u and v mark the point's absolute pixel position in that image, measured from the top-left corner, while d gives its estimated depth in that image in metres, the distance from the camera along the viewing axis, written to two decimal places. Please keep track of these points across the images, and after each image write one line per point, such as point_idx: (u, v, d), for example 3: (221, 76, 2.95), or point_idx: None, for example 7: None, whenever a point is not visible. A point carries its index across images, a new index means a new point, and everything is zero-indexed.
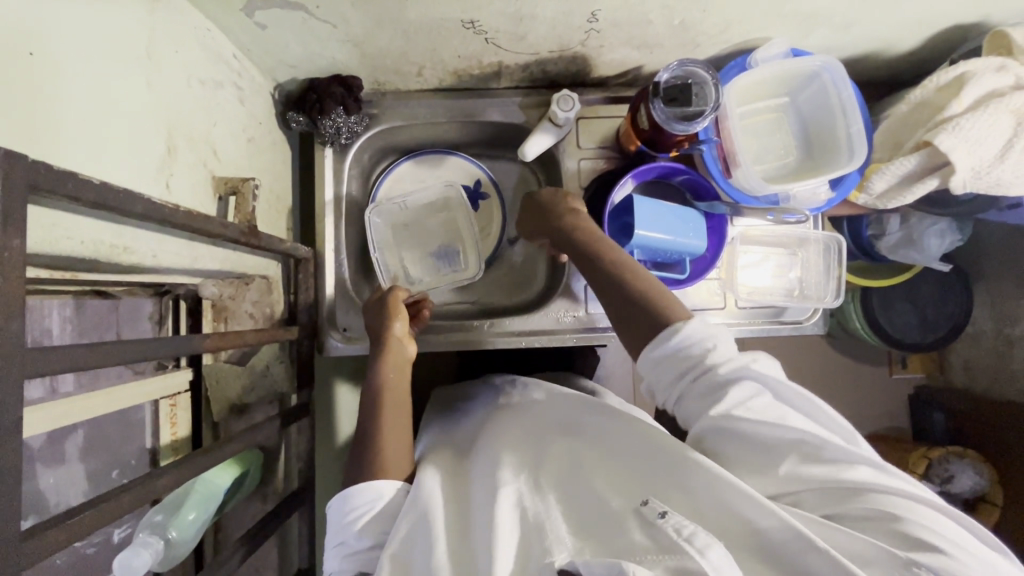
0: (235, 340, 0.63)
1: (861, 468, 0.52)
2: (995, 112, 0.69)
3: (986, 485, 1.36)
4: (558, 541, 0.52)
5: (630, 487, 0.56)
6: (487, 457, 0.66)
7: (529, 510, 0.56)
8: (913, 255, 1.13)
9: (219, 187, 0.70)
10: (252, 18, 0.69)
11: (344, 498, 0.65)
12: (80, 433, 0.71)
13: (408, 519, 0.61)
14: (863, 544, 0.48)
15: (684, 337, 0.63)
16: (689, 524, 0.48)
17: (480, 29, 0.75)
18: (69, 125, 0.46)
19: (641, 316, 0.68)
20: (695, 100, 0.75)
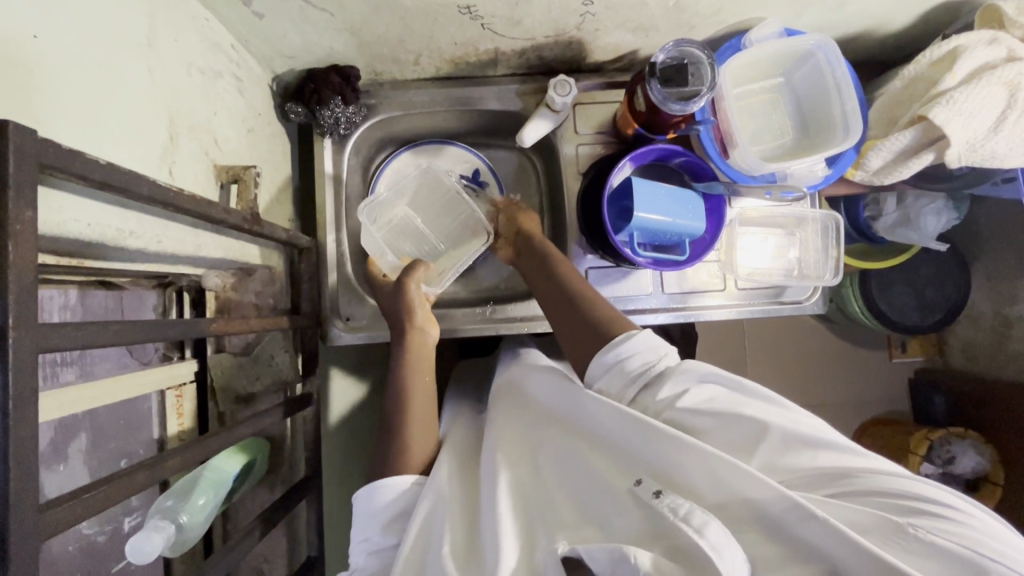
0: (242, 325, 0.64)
1: (838, 454, 0.53)
2: (989, 84, 0.69)
3: (988, 465, 1.37)
4: (562, 528, 0.54)
5: (620, 468, 0.56)
6: (490, 444, 0.68)
7: (536, 505, 0.59)
8: (910, 235, 1.14)
9: (221, 175, 0.69)
10: (250, 7, 0.69)
11: (371, 490, 0.66)
12: (84, 437, 0.74)
13: (429, 497, 0.63)
14: (856, 512, 0.48)
15: (631, 348, 0.66)
16: (685, 503, 0.49)
17: (476, 14, 0.75)
18: (73, 107, 0.46)
19: (587, 333, 0.72)
20: (691, 80, 0.75)
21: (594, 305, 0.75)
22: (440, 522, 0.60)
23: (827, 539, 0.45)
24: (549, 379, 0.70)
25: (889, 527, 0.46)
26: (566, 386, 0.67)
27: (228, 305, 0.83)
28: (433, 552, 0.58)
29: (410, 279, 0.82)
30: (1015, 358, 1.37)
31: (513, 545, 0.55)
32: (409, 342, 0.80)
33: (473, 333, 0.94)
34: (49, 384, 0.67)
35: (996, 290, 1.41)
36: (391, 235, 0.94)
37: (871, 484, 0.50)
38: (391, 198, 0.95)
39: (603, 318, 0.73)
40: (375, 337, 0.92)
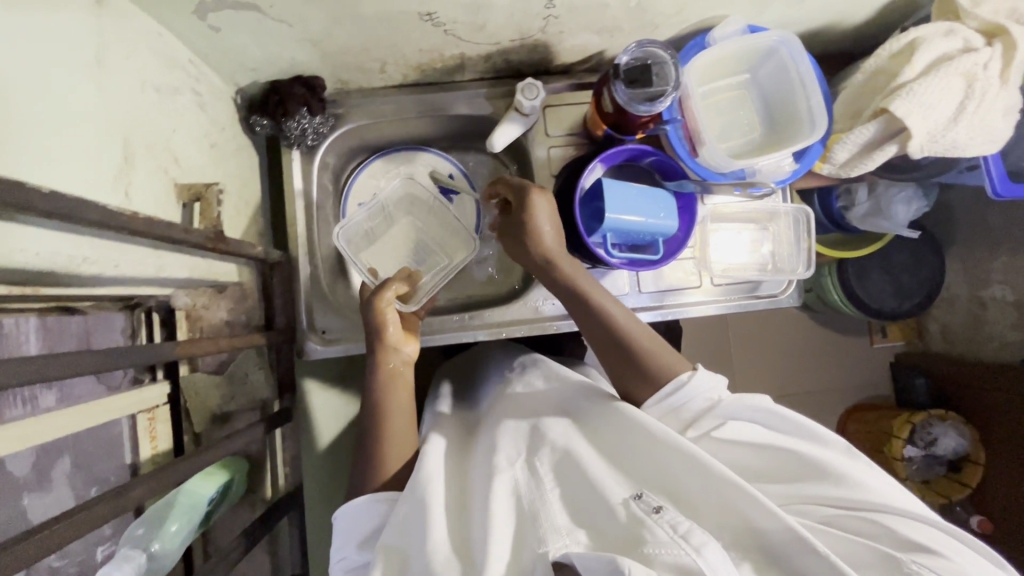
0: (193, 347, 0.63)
1: (868, 488, 0.57)
2: (946, 75, 0.70)
3: (968, 445, 1.41)
4: (553, 534, 0.54)
5: (629, 483, 0.58)
6: (486, 451, 0.68)
7: (527, 506, 0.58)
8: (882, 223, 1.15)
9: (182, 193, 0.68)
10: (205, 20, 0.68)
11: (352, 506, 0.68)
12: (67, 460, 0.67)
13: (408, 503, 0.63)
14: (857, 548, 0.54)
15: (690, 390, 0.68)
16: (684, 522, 0.50)
17: (438, 21, 0.75)
18: (15, 134, 0.45)
19: (638, 364, 0.72)
20: (656, 80, 0.75)
21: (640, 337, 0.74)
22: (424, 524, 0.60)
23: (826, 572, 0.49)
24: (581, 402, 0.72)
25: (890, 562, 0.51)
26: (602, 407, 0.69)
27: (199, 324, 0.82)
28: (418, 554, 0.58)
29: (381, 294, 0.79)
30: (993, 339, 1.40)
31: (502, 550, 0.54)
32: (381, 359, 0.78)
33: (451, 340, 0.94)
34: (28, 409, 0.62)
35: (972, 274, 1.44)
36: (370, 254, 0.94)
37: (878, 518, 0.55)
38: (369, 215, 0.93)
39: (650, 353, 0.72)
40: (351, 349, 0.90)
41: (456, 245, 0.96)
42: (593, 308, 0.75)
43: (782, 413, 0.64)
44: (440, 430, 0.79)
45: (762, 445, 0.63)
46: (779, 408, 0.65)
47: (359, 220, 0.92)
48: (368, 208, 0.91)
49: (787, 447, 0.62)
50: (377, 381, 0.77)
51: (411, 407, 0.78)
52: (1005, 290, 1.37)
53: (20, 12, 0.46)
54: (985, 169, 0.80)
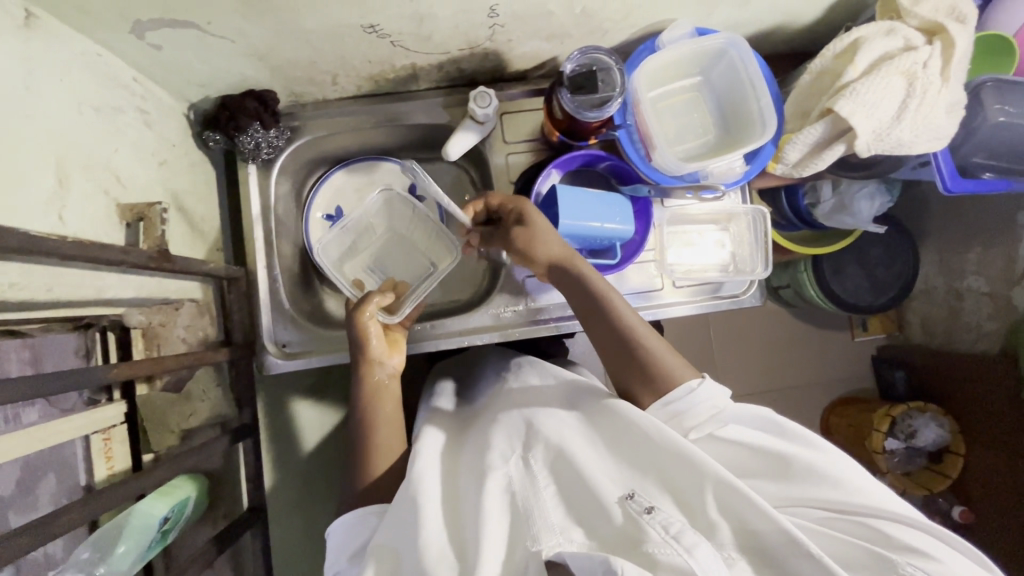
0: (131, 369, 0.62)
1: (868, 495, 0.59)
2: (888, 74, 0.70)
3: (949, 436, 1.40)
4: (546, 532, 0.57)
5: (622, 481, 0.61)
6: (478, 452, 0.70)
7: (521, 504, 0.61)
8: (846, 220, 1.16)
9: (125, 214, 0.68)
10: (144, 39, 0.67)
11: (344, 520, 0.70)
12: (51, 477, 0.73)
13: (402, 505, 0.65)
14: (853, 549, 0.54)
15: (698, 397, 0.67)
16: (675, 523, 0.53)
17: (382, 33, 0.75)
18: None
19: (644, 371, 0.71)
20: (602, 86, 0.76)
21: (649, 342, 0.73)
22: (415, 524, 0.62)
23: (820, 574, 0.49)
24: (585, 402, 0.74)
25: (883, 563, 0.52)
26: (599, 405, 0.71)
27: (157, 342, 0.82)
28: (410, 552, 0.60)
29: (362, 308, 0.82)
30: (970, 330, 1.40)
31: (496, 550, 0.57)
32: (365, 373, 0.81)
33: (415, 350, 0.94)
34: (9, 425, 0.68)
35: (947, 266, 1.44)
36: (349, 266, 0.96)
37: (870, 522, 0.56)
38: (350, 228, 0.94)
39: (655, 359, 0.71)
40: (313, 361, 0.91)
41: (437, 252, 0.96)
42: (597, 315, 0.75)
43: (781, 421, 0.65)
44: (433, 424, 0.83)
45: (762, 444, 0.64)
46: (778, 417, 0.67)
47: (340, 233, 0.94)
48: (346, 222, 0.92)
49: (789, 448, 0.63)
50: (361, 393, 0.80)
51: (399, 416, 0.81)
52: (979, 282, 1.37)
53: None
54: (935, 165, 0.80)
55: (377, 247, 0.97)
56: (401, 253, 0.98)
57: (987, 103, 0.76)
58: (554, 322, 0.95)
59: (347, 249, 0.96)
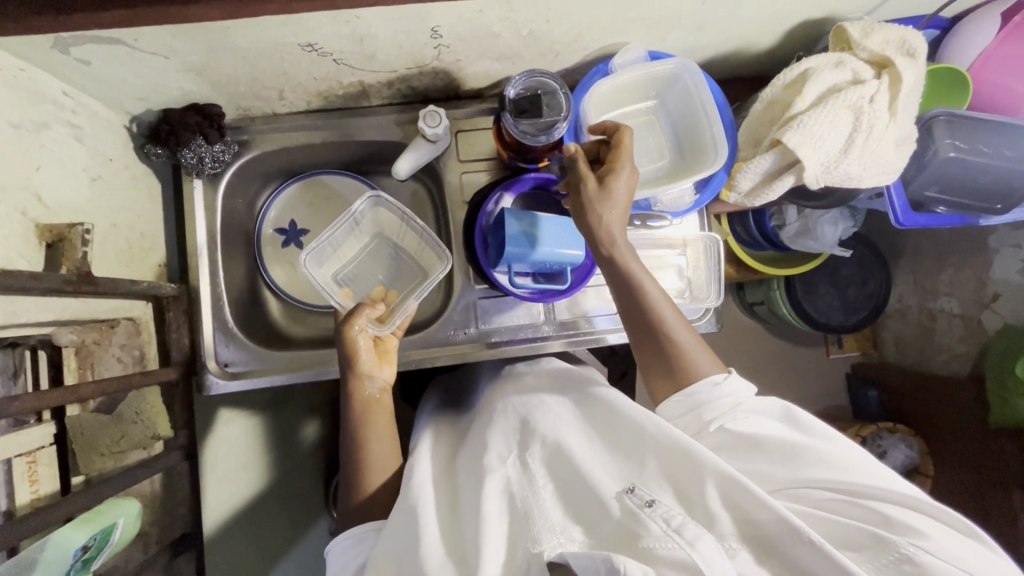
0: (34, 402, 0.61)
1: (869, 479, 0.59)
2: (835, 108, 0.69)
3: (917, 458, 1.41)
4: (548, 532, 0.57)
5: (620, 477, 0.61)
6: (475, 453, 0.72)
7: (520, 503, 0.62)
8: (810, 244, 1.15)
9: (44, 234, 0.65)
10: (69, 54, 0.65)
11: (344, 538, 0.71)
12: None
13: (401, 508, 0.66)
14: (855, 531, 0.55)
15: (723, 391, 0.70)
16: (678, 516, 0.53)
17: (323, 51, 0.73)
18: None
19: (670, 363, 0.73)
20: (547, 110, 0.74)
21: (682, 338, 0.73)
22: (416, 524, 0.62)
23: (821, 563, 0.50)
24: (587, 400, 0.76)
25: (880, 544, 0.53)
26: (602, 403, 0.73)
27: (90, 361, 0.79)
28: (409, 556, 0.60)
29: (352, 321, 0.79)
30: (942, 350, 1.40)
31: (498, 552, 0.57)
32: (354, 388, 0.79)
33: None
34: None
35: (921, 285, 1.44)
36: (335, 273, 0.92)
37: (874, 504, 0.57)
38: (338, 233, 0.90)
39: (685, 354, 0.72)
40: (255, 381, 0.89)
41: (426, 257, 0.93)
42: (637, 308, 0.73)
43: (797, 412, 0.66)
44: (432, 439, 0.84)
45: (762, 430, 0.65)
46: (794, 407, 0.68)
47: (330, 239, 0.90)
48: (336, 230, 0.89)
49: (793, 435, 0.64)
50: (353, 410, 0.78)
51: (392, 430, 0.80)
52: (951, 303, 1.36)
53: None
54: (888, 198, 0.80)
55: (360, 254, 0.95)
56: (385, 261, 0.96)
57: (938, 136, 0.75)
58: (506, 346, 0.94)
59: (332, 255, 0.92)
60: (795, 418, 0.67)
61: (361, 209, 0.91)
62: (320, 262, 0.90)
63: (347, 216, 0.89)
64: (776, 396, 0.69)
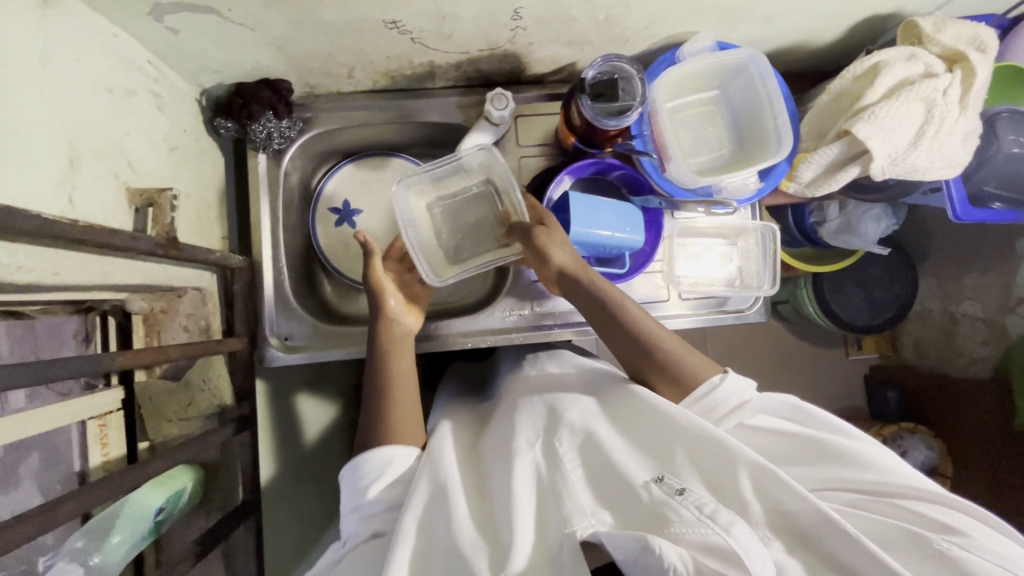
0: (133, 358, 0.59)
1: (893, 477, 0.59)
2: (906, 100, 0.71)
3: (938, 458, 1.39)
4: (578, 514, 0.55)
5: (649, 464, 0.59)
6: (503, 435, 0.69)
7: (548, 484, 0.60)
8: (852, 241, 1.17)
9: (135, 199, 0.67)
10: (162, 22, 0.66)
11: (367, 458, 0.68)
12: (36, 458, 0.71)
13: (426, 485, 0.63)
14: (886, 528, 0.54)
15: (721, 394, 0.68)
16: (710, 502, 0.50)
17: (403, 29, 0.74)
18: None
19: (665, 367, 0.71)
20: (622, 95, 0.76)
21: (669, 341, 0.73)
22: (448, 503, 0.60)
23: (853, 552, 0.49)
24: (607, 388, 0.73)
25: (916, 541, 0.52)
26: (625, 394, 0.70)
27: (157, 329, 0.80)
28: (443, 541, 0.57)
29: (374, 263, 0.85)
30: (964, 356, 1.39)
31: (528, 537, 0.55)
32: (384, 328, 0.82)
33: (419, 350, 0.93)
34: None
35: (945, 289, 1.44)
36: (429, 204, 0.87)
37: (900, 502, 0.56)
38: (442, 166, 0.84)
39: (680, 355, 0.72)
40: (313, 357, 0.90)
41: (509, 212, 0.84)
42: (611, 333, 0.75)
43: (806, 408, 0.66)
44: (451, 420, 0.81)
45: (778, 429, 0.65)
46: (804, 402, 0.68)
47: (433, 170, 0.85)
48: (439, 165, 0.83)
49: (810, 434, 0.64)
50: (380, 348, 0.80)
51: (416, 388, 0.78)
52: (975, 307, 1.37)
53: None
54: (946, 193, 0.81)
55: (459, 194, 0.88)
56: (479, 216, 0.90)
57: (1001, 133, 0.79)
58: (559, 329, 0.95)
59: (429, 186, 0.87)
60: (804, 413, 0.67)
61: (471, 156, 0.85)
62: (416, 189, 0.86)
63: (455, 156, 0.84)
64: (784, 394, 0.69)
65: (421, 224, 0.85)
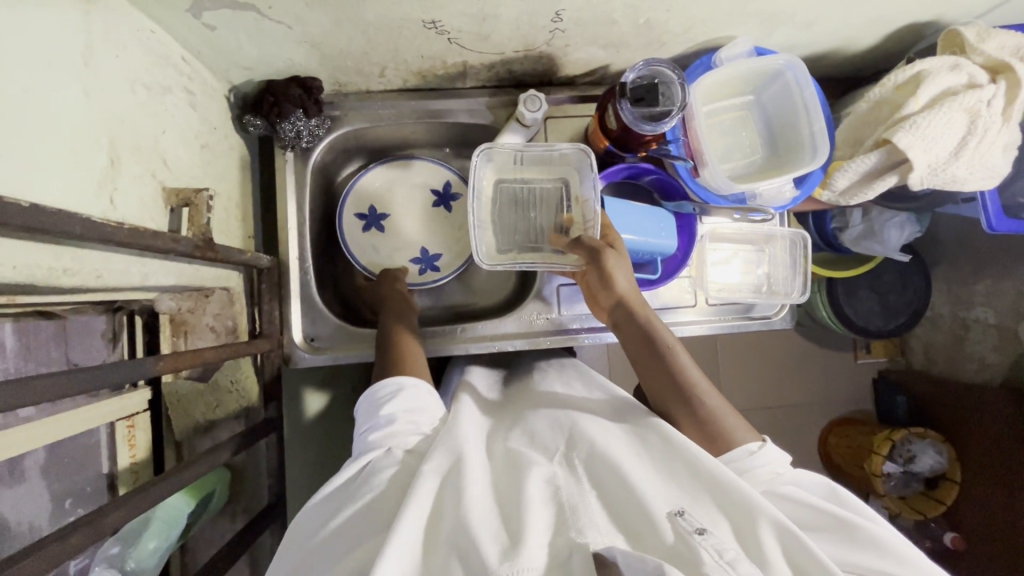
0: (176, 362, 0.56)
1: None
2: (949, 111, 0.71)
3: (946, 463, 1.34)
4: (592, 527, 0.49)
5: (668, 495, 0.54)
6: (519, 441, 0.63)
7: (564, 497, 0.53)
8: (875, 247, 1.16)
9: (171, 198, 0.67)
10: (200, 19, 0.65)
11: (387, 386, 0.69)
12: (41, 455, 0.67)
13: (440, 460, 0.57)
14: None
15: (758, 462, 0.61)
16: (730, 549, 0.46)
17: (442, 29, 0.73)
18: (9, 152, 0.43)
19: (698, 415, 0.66)
20: (662, 100, 0.74)
21: (709, 394, 0.67)
22: (460, 489, 0.53)
23: None
24: (631, 413, 0.67)
25: None
26: (642, 419, 0.65)
27: (183, 328, 0.79)
28: (449, 528, 0.50)
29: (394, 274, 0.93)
30: (973, 360, 1.35)
31: (542, 532, 0.48)
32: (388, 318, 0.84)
33: (442, 351, 0.92)
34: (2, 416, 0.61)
35: (956, 295, 1.39)
36: (501, 186, 0.82)
37: None
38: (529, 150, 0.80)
39: (716, 412, 0.66)
40: (340, 358, 0.89)
41: (569, 223, 0.80)
42: (650, 369, 0.70)
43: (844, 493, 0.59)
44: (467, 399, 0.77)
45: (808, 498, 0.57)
46: (840, 487, 0.61)
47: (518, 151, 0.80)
48: (529, 147, 0.78)
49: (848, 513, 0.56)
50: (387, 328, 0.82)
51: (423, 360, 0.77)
52: (987, 313, 1.31)
53: (16, 20, 0.44)
54: (981, 204, 0.81)
55: (529, 182, 0.83)
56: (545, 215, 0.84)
57: None
58: (586, 334, 0.93)
59: (507, 167, 0.82)
60: (841, 500, 0.60)
61: (563, 151, 0.79)
62: (494, 167, 0.81)
63: (548, 144, 0.79)
64: (821, 475, 0.62)
65: (486, 201, 0.81)
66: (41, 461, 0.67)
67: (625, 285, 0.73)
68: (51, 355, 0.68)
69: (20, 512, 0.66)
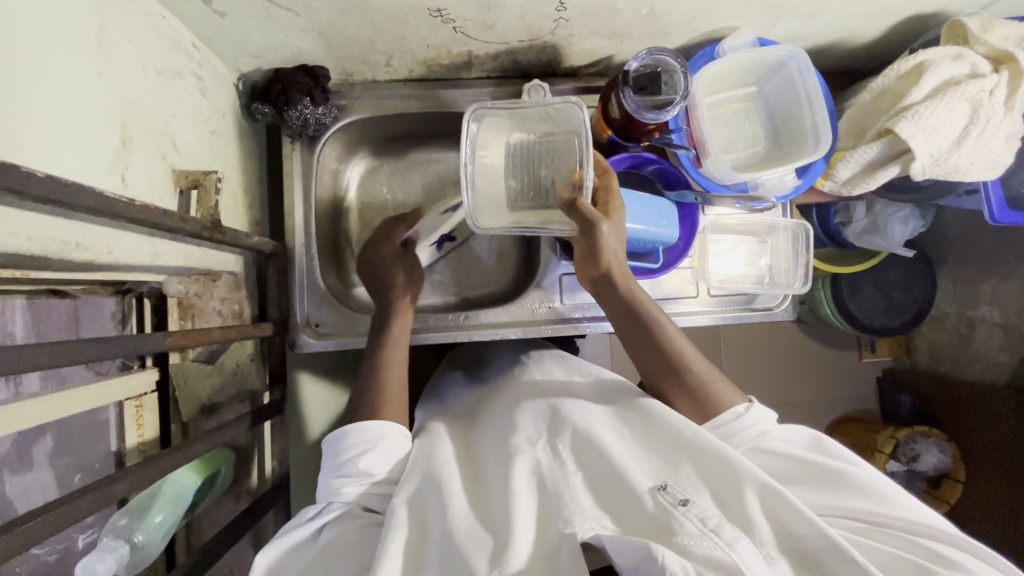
0: (184, 338, 0.57)
1: (908, 511, 0.53)
2: (951, 100, 0.71)
3: (950, 463, 1.33)
4: (578, 515, 0.50)
5: (653, 469, 0.54)
6: (503, 431, 0.64)
7: (549, 487, 0.54)
8: (878, 241, 1.16)
9: (180, 180, 0.68)
10: (210, 5, 0.66)
11: (358, 432, 0.65)
12: (49, 438, 0.73)
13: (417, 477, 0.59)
14: (896, 557, 0.49)
15: (748, 421, 0.62)
16: (713, 516, 0.48)
17: (447, 18, 0.74)
18: (23, 127, 0.45)
19: (689, 386, 0.66)
20: (665, 88, 0.74)
21: (699, 366, 0.67)
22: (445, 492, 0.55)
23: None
24: (618, 397, 0.67)
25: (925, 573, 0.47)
26: (628, 401, 0.65)
27: (191, 312, 0.79)
28: (439, 530, 0.52)
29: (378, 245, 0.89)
30: (978, 360, 1.34)
31: (529, 528, 0.50)
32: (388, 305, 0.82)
33: (446, 338, 0.93)
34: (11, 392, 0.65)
35: (961, 293, 1.38)
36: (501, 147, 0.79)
37: (911, 536, 0.51)
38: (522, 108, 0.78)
39: (705, 380, 0.66)
40: (345, 343, 0.90)
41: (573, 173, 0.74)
42: (639, 343, 0.70)
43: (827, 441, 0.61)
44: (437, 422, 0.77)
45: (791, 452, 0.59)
46: (823, 435, 0.63)
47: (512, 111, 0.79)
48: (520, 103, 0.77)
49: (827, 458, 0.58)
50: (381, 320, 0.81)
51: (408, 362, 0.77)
52: (992, 311, 1.30)
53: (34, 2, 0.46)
54: (984, 195, 0.81)
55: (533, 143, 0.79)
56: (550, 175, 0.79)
57: None
58: (589, 324, 0.94)
59: (505, 129, 0.79)
60: (824, 447, 0.62)
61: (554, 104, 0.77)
62: (492, 128, 0.78)
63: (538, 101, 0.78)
64: (803, 425, 0.64)
65: (484, 161, 0.77)
66: (49, 447, 0.73)
67: (614, 258, 0.72)
68: (62, 336, 0.69)
69: (27, 501, 0.72)
